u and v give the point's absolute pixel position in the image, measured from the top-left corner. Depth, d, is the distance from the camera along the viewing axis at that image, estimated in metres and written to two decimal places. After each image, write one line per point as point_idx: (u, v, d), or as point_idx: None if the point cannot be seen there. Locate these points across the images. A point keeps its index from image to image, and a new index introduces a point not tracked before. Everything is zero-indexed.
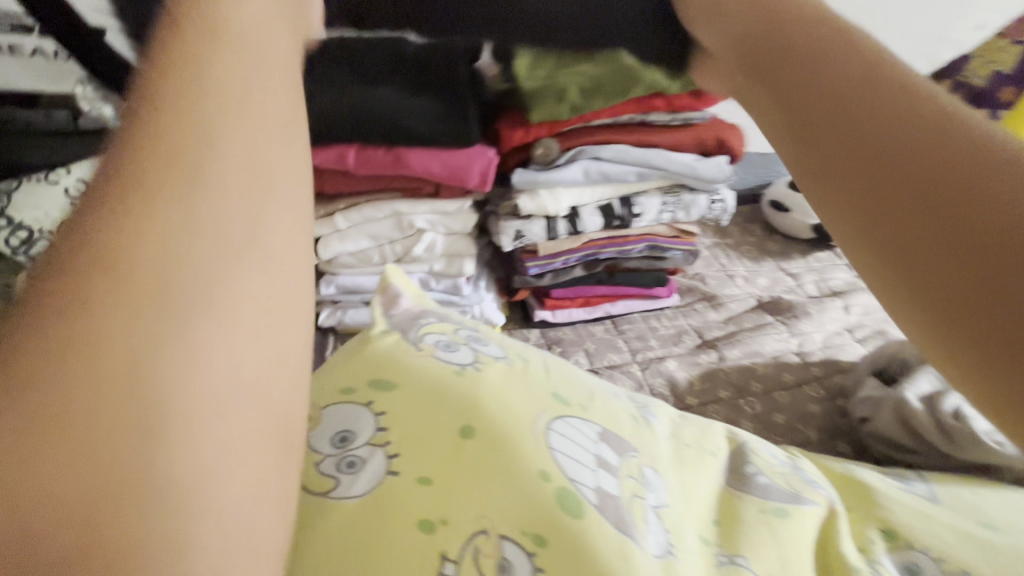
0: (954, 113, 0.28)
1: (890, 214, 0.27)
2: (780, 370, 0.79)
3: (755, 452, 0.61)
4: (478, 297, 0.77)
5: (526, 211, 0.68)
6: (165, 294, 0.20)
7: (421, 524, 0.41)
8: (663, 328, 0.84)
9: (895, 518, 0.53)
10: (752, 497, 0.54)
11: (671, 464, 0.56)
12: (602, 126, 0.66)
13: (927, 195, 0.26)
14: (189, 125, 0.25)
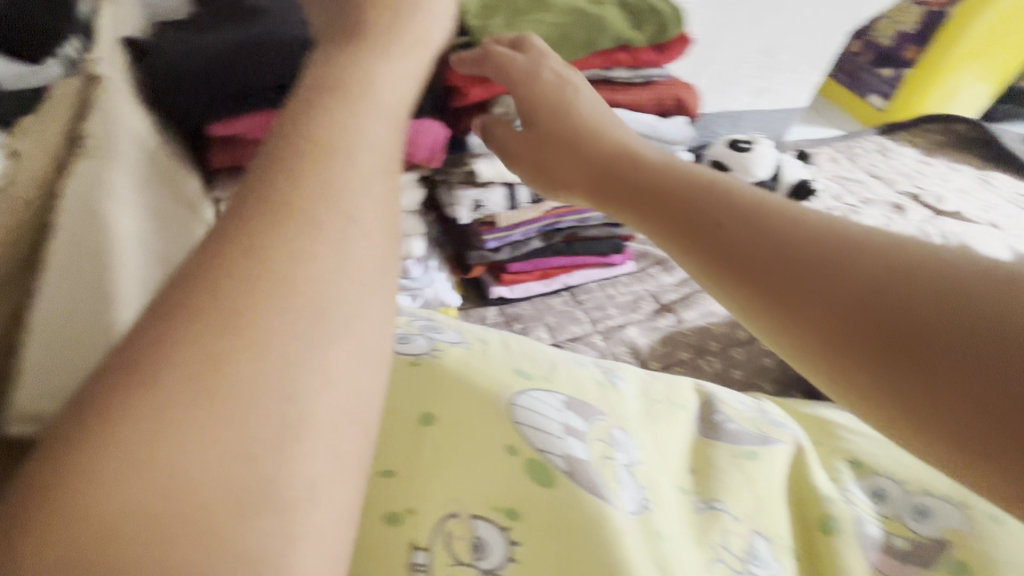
0: (906, 247, 0.24)
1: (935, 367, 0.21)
2: (733, 327, 0.80)
3: (724, 401, 0.57)
4: (428, 280, 0.70)
5: (484, 178, 0.61)
6: (199, 525, 0.19)
7: (384, 518, 0.32)
8: (622, 296, 0.83)
9: (860, 450, 0.53)
10: (724, 443, 0.51)
11: (638, 416, 0.51)
12: None
13: (891, 313, 0.23)
14: (288, 165, 0.26)
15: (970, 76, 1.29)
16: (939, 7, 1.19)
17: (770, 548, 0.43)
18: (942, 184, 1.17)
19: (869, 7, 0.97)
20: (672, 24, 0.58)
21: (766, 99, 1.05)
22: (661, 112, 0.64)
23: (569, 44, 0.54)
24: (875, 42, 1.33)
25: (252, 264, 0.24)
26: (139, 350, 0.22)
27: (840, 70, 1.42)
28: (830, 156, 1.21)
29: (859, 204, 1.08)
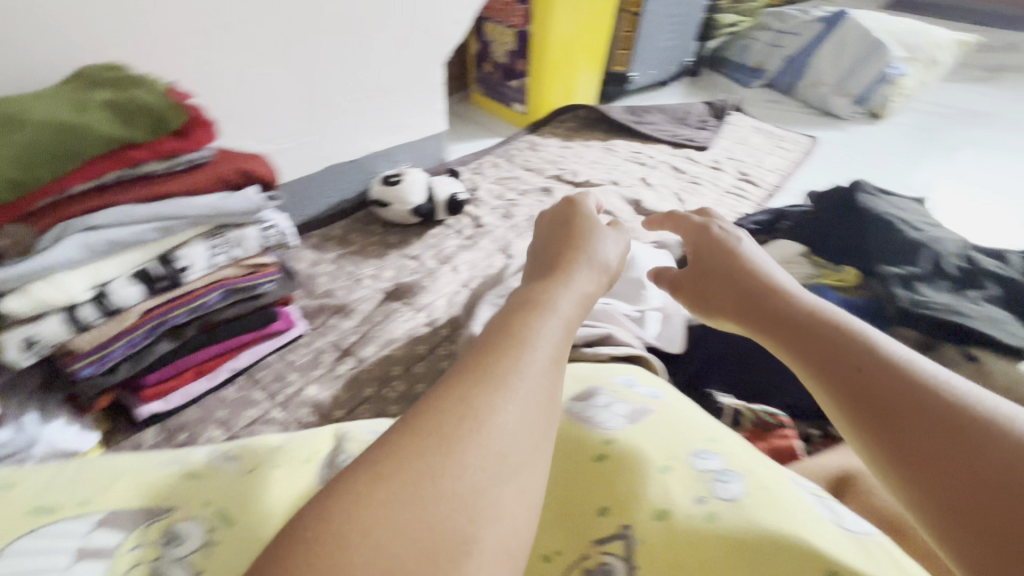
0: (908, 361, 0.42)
1: (936, 494, 0.36)
2: (413, 345, 0.87)
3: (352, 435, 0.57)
4: (30, 437, 0.60)
5: (26, 313, 0.53)
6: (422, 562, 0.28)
7: None
8: (302, 358, 0.84)
9: None
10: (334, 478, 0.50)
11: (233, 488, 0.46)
12: (88, 192, 0.57)
13: (943, 428, 0.37)
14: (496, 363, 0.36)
15: (573, 72, 1.60)
16: (521, 28, 1.46)
17: None
18: (578, 161, 1.44)
19: (446, 42, 1.13)
20: (172, 118, 0.59)
21: (403, 133, 1.18)
22: (224, 186, 0.67)
23: (48, 159, 0.52)
24: (497, 62, 1.58)
25: (431, 438, 0.32)
26: (480, 457, 0.32)
27: (486, 88, 1.66)
28: (491, 162, 1.41)
29: (518, 197, 1.27)
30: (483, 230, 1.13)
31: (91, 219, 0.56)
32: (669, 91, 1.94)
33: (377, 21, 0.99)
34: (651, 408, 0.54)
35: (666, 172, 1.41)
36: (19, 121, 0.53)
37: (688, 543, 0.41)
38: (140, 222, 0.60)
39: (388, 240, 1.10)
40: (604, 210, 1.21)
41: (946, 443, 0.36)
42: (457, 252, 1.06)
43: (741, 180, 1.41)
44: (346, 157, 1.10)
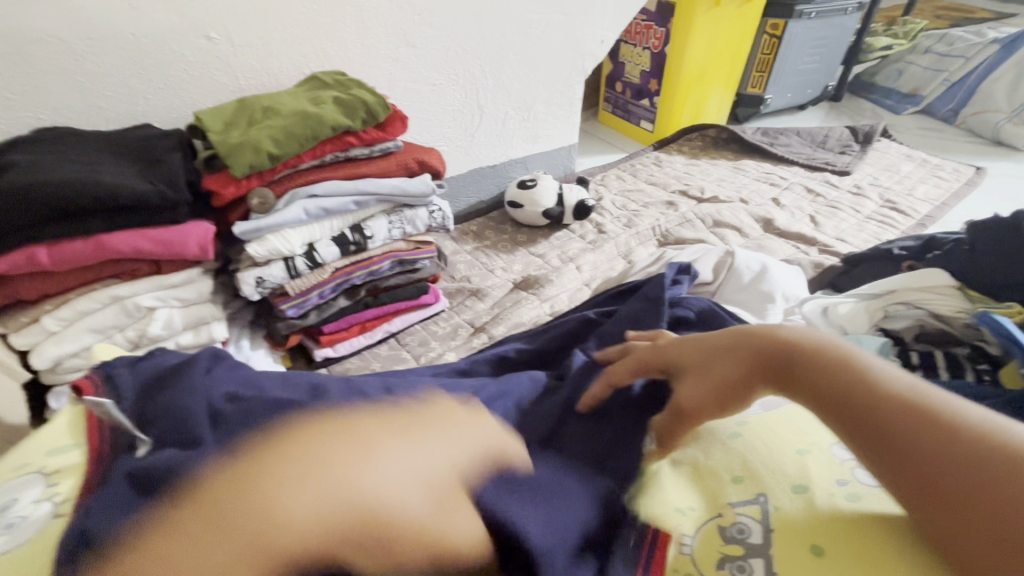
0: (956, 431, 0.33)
1: (787, 363, 0.43)
2: None
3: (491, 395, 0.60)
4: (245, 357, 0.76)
5: (261, 258, 0.69)
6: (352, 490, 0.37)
7: None
8: (442, 329, 0.93)
9: None
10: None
11: None
12: (311, 168, 0.72)
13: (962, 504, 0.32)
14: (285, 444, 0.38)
15: (705, 93, 1.61)
16: (659, 50, 1.51)
17: None
18: (705, 178, 1.42)
19: (590, 59, 1.22)
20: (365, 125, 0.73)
21: (541, 142, 1.27)
22: (409, 173, 0.79)
23: (293, 140, 0.67)
24: (630, 82, 1.63)
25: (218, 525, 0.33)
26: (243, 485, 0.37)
27: (614, 107, 1.72)
28: (616, 175, 1.44)
29: (641, 208, 1.29)
30: (606, 236, 1.17)
31: (312, 189, 0.71)
32: (804, 116, 1.85)
33: (530, 38, 1.09)
34: (790, 404, 0.55)
35: (800, 193, 1.36)
36: (279, 112, 0.69)
37: (834, 519, 0.41)
38: (345, 195, 0.73)
39: (517, 238, 1.18)
40: (732, 225, 1.20)
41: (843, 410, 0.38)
42: (582, 254, 1.12)
43: (887, 207, 1.31)
44: (487, 161, 1.20)
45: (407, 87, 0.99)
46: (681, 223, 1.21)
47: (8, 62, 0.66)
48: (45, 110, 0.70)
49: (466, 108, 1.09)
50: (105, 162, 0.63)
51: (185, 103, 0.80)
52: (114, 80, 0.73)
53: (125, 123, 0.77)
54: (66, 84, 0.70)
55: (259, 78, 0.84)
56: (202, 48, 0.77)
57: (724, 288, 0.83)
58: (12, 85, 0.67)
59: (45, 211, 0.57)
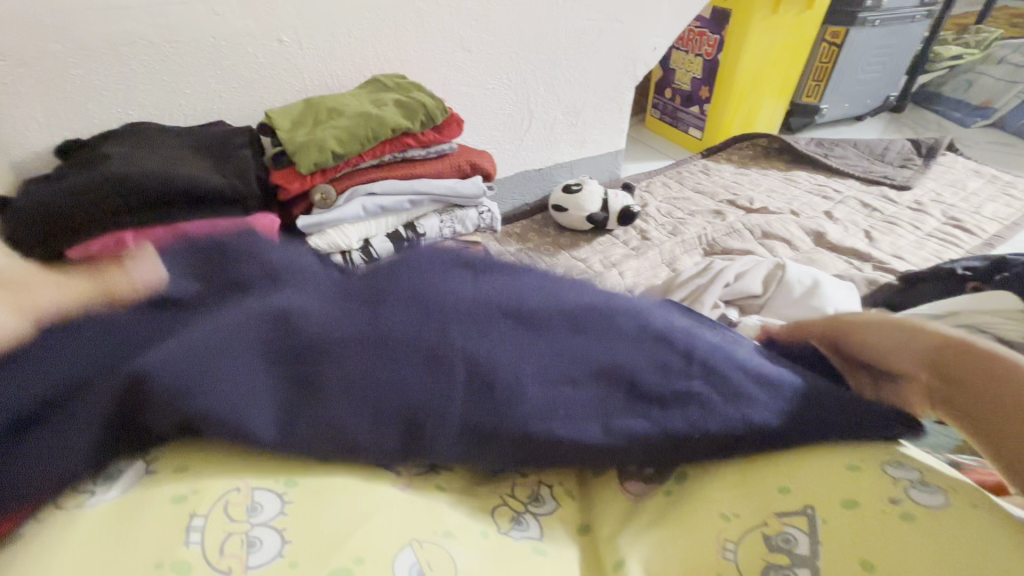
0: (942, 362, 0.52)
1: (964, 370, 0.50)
2: None
3: None
4: None
5: (321, 251, 0.73)
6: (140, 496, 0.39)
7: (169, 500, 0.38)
8: None
9: None
10: None
11: None
12: (370, 167, 0.76)
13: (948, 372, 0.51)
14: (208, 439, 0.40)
15: (758, 101, 1.58)
16: (711, 57, 1.49)
17: (541, 523, 0.47)
18: (754, 188, 1.40)
19: (641, 65, 1.22)
20: (425, 127, 0.76)
21: (588, 146, 1.28)
22: (461, 174, 0.82)
23: (355, 140, 0.71)
24: (679, 89, 1.62)
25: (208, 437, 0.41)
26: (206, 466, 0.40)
27: (662, 113, 1.71)
28: (662, 182, 1.43)
29: (687, 216, 1.28)
30: (649, 243, 1.17)
31: (371, 187, 0.75)
32: (861, 127, 1.79)
33: (583, 44, 1.11)
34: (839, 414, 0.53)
35: (855, 207, 1.31)
36: (344, 113, 0.73)
37: (884, 537, 0.40)
38: (401, 195, 0.77)
39: (560, 242, 1.19)
40: (781, 237, 1.18)
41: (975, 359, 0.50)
42: (624, 260, 1.12)
43: (950, 224, 1.25)
44: (534, 164, 1.22)
45: (462, 91, 1.02)
46: (728, 233, 1.20)
47: (106, 61, 0.72)
48: (135, 107, 0.77)
49: (516, 112, 1.11)
50: (186, 157, 0.68)
51: (256, 102, 0.85)
52: (195, 79, 0.79)
53: (203, 120, 0.82)
54: (153, 81, 0.76)
55: (325, 80, 0.89)
56: (276, 51, 0.82)
57: (774, 302, 0.82)
58: (108, 82, 0.74)
59: (135, 202, 0.62)
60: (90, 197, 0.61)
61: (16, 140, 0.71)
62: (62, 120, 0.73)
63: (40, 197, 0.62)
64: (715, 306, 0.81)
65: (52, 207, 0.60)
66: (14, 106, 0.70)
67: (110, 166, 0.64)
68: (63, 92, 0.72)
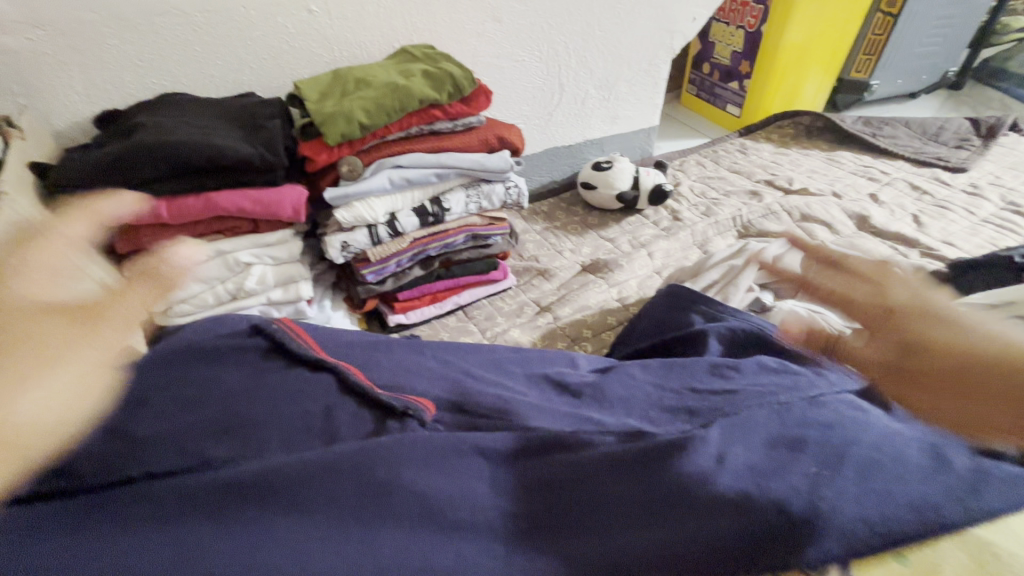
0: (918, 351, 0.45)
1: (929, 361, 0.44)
2: (605, 315, 0.92)
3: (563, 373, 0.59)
4: (325, 317, 0.81)
5: (347, 224, 0.73)
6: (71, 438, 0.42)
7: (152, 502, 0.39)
8: (507, 305, 0.94)
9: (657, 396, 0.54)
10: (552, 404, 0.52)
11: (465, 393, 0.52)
12: (397, 140, 0.75)
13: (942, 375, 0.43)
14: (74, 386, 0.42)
15: (802, 77, 1.50)
16: (753, 29, 1.41)
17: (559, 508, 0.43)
18: (794, 168, 1.33)
19: (679, 38, 1.17)
20: (453, 98, 0.74)
21: (620, 123, 1.24)
22: (488, 149, 0.80)
23: (383, 111, 0.70)
24: (718, 63, 1.55)
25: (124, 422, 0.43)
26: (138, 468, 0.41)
27: (699, 89, 1.64)
28: (696, 161, 1.37)
29: (721, 197, 1.23)
30: (681, 224, 1.13)
31: (397, 160, 0.74)
32: (914, 105, 1.68)
33: (618, 14, 1.06)
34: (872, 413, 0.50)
35: (903, 190, 1.24)
36: (371, 84, 0.72)
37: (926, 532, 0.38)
38: (428, 168, 0.76)
39: (588, 221, 1.16)
40: (820, 220, 1.12)
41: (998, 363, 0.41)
42: (654, 240, 1.08)
43: (1006, 209, 1.17)
44: (563, 140, 1.19)
45: (491, 63, 0.99)
46: (764, 215, 1.15)
47: (138, 32, 0.73)
48: (169, 78, 0.78)
49: (547, 86, 1.08)
50: (218, 127, 0.69)
51: (285, 74, 0.85)
52: (225, 49, 0.79)
53: (233, 91, 0.83)
54: (184, 52, 0.77)
55: (353, 51, 0.88)
56: (304, 21, 0.82)
57: None
58: (141, 53, 0.74)
59: (167, 169, 0.63)
60: (126, 165, 0.62)
61: (58, 110, 0.74)
62: (97, 92, 0.75)
63: (74, 165, 0.63)
64: (750, 290, 0.78)
65: (90, 172, 0.62)
66: (50, 75, 0.71)
67: (143, 135, 0.65)
68: (98, 62, 0.73)
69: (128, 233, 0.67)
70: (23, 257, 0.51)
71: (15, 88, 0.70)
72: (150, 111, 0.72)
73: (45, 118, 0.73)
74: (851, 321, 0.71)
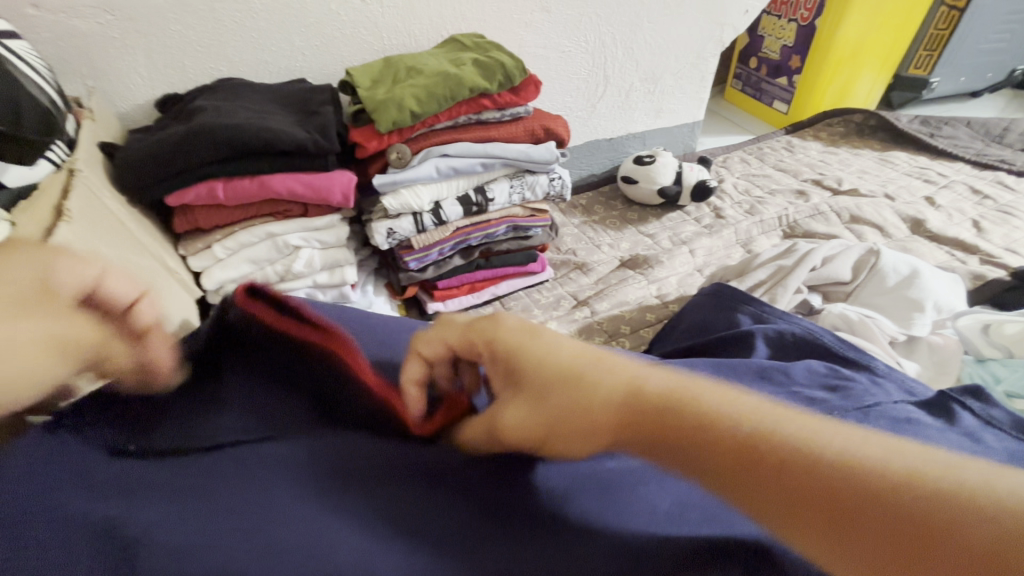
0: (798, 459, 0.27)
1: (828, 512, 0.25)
2: (643, 312, 0.91)
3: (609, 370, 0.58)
4: (367, 302, 0.82)
5: (393, 210, 0.74)
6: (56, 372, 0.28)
7: None
8: (545, 298, 0.94)
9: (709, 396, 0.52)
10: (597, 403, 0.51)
11: None
12: (445, 128, 0.75)
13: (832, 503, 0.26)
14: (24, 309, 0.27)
15: (856, 73, 1.44)
16: (807, 22, 1.36)
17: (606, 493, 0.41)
18: (844, 168, 1.28)
19: (730, 30, 1.14)
20: (503, 87, 0.74)
21: (663, 117, 1.21)
22: (534, 140, 0.80)
23: (433, 99, 0.70)
24: (767, 57, 1.50)
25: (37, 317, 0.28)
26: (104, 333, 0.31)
27: (745, 85, 1.59)
28: (740, 158, 1.34)
29: (765, 195, 1.20)
30: (724, 221, 1.11)
31: (445, 148, 0.74)
32: (975, 104, 1.59)
33: (669, 6, 1.04)
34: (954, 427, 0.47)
35: (963, 193, 1.18)
36: (422, 72, 0.72)
37: None
38: (474, 158, 0.76)
39: (627, 216, 1.14)
40: (872, 222, 1.08)
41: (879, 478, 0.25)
42: (696, 238, 1.06)
43: None
44: (605, 133, 1.17)
45: (537, 54, 0.99)
46: (811, 215, 1.11)
47: (199, 17, 0.75)
48: (225, 63, 0.80)
49: (591, 77, 1.07)
50: (273, 112, 0.71)
51: (335, 61, 0.86)
52: (280, 35, 0.80)
53: (285, 77, 0.85)
54: (242, 37, 0.79)
55: (402, 39, 0.88)
56: (356, 9, 0.83)
57: (863, 290, 0.76)
58: (200, 38, 0.77)
59: (226, 152, 0.65)
60: (187, 146, 0.64)
61: (122, 92, 0.76)
62: (158, 75, 0.77)
63: (139, 145, 0.66)
64: (799, 292, 0.76)
65: (153, 152, 0.64)
66: (115, 57, 0.74)
67: (205, 118, 0.67)
68: (161, 47, 0.75)
69: (186, 213, 0.69)
70: (96, 233, 0.54)
71: (84, 70, 0.73)
72: (209, 95, 0.74)
73: (110, 100, 0.76)
74: (906, 328, 0.68)
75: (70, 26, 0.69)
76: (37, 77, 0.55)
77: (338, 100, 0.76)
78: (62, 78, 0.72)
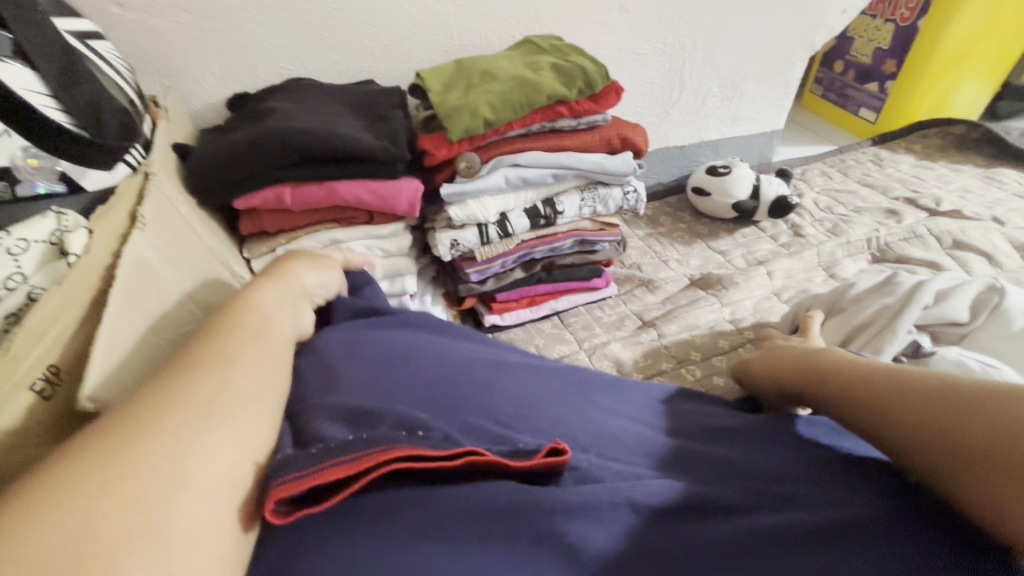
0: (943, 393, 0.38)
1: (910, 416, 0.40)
2: (715, 338, 0.84)
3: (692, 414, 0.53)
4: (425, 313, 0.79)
5: (459, 221, 0.71)
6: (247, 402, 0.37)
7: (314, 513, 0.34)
8: (607, 316, 0.89)
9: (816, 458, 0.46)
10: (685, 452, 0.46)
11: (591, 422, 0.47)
12: (517, 136, 0.71)
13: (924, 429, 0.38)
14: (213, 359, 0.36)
15: (959, 80, 1.30)
16: (907, 23, 1.24)
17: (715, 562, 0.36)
18: (942, 186, 1.16)
19: (823, 32, 1.04)
20: (582, 94, 0.69)
21: (740, 125, 1.13)
22: (609, 150, 0.75)
23: (509, 106, 0.66)
24: (854, 61, 1.38)
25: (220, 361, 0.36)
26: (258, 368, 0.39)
27: (826, 90, 1.48)
28: (821, 170, 1.24)
29: (850, 213, 1.10)
30: (804, 241, 1.02)
31: (516, 158, 0.70)
32: None
33: (757, 7, 0.96)
34: None
35: None
36: (497, 77, 0.69)
37: None
38: (546, 168, 0.72)
39: (695, 230, 1.07)
40: (979, 249, 0.96)
41: (969, 399, 0.36)
42: (773, 258, 0.98)
43: None
44: (675, 141, 1.10)
45: (611, 56, 0.93)
46: (906, 238, 1.00)
47: (274, 17, 0.74)
48: (296, 64, 0.79)
49: (667, 82, 1.00)
50: (344, 115, 0.69)
51: (404, 62, 0.84)
52: (351, 35, 0.78)
53: (353, 79, 0.83)
54: (314, 37, 0.77)
55: (472, 40, 0.85)
56: (429, 7, 0.79)
57: (980, 334, 0.67)
58: (273, 38, 0.76)
59: (296, 157, 0.63)
60: (258, 150, 0.62)
61: (196, 91, 0.77)
62: (231, 75, 0.77)
63: (211, 147, 0.65)
64: (907, 332, 0.67)
65: (225, 155, 0.63)
66: (192, 57, 0.74)
67: (277, 121, 0.65)
68: (236, 47, 0.75)
69: (253, 217, 0.69)
70: (169, 239, 0.53)
71: (162, 70, 0.73)
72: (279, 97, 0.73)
73: (184, 99, 0.76)
74: None
75: (151, 26, 0.70)
76: (119, 80, 0.55)
77: (407, 104, 0.73)
78: (141, 77, 0.73)
